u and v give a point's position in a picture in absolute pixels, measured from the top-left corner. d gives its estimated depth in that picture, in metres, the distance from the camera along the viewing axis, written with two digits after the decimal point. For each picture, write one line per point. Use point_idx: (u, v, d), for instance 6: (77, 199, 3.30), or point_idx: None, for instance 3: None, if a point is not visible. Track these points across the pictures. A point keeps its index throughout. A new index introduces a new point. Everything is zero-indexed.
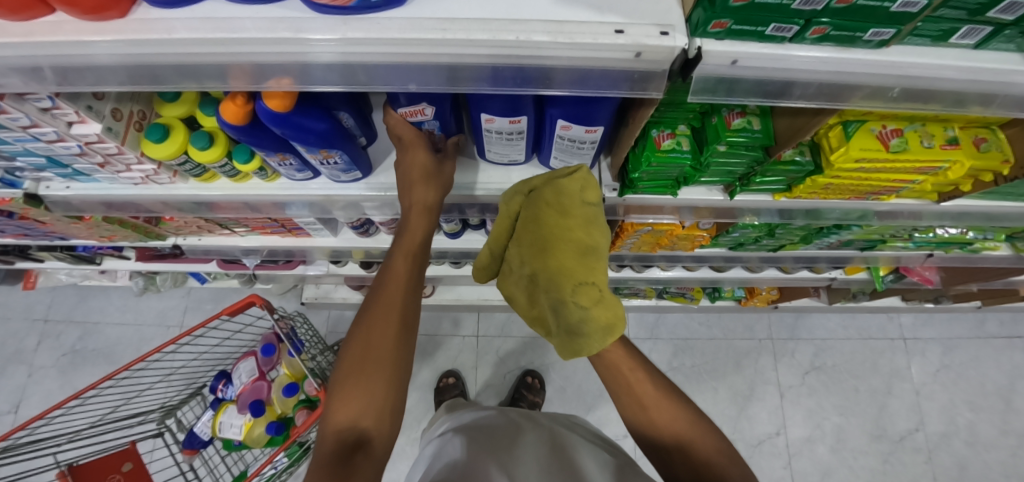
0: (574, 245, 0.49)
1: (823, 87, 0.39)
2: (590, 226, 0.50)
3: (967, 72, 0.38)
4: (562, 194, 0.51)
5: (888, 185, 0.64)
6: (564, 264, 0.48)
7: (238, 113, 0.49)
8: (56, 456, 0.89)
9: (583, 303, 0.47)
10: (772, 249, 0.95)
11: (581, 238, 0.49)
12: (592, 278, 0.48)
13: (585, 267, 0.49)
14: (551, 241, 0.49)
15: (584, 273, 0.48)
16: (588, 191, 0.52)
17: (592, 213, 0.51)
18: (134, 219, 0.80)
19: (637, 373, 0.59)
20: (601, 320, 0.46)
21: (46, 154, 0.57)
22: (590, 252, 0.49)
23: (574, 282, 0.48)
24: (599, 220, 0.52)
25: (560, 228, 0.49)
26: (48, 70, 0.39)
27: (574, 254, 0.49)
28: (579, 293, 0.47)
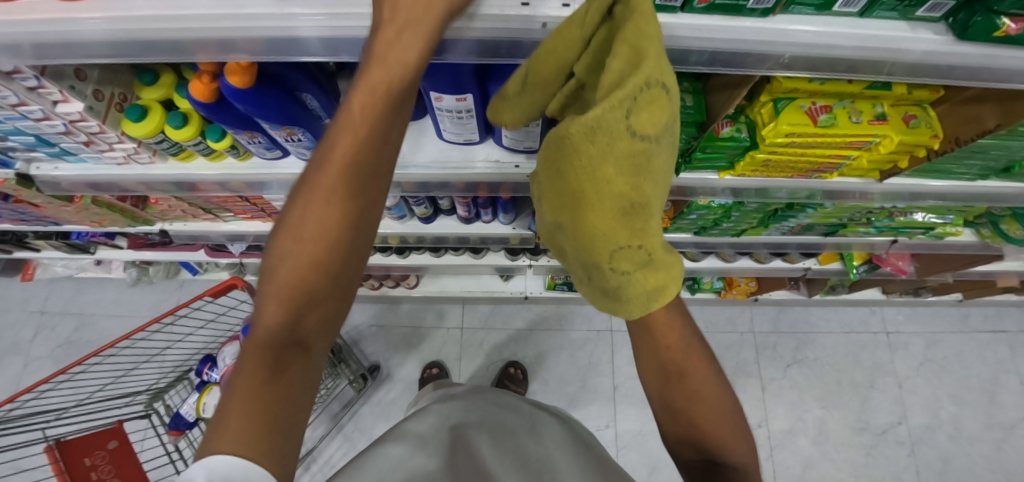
0: (614, 207, 0.36)
1: (717, 56, 0.43)
2: (640, 175, 0.34)
3: (853, 38, 0.43)
4: (595, 131, 0.31)
5: (826, 160, 0.68)
6: (598, 230, 0.38)
7: (205, 90, 0.53)
8: (45, 432, 0.93)
9: (620, 268, 0.39)
10: (735, 234, 0.98)
11: (623, 192, 0.35)
12: (639, 240, 0.38)
13: (623, 236, 0.37)
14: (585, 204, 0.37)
15: (626, 237, 0.37)
16: (646, 112, 0.30)
17: (644, 153, 0.32)
18: (119, 202, 0.86)
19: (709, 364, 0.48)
20: (647, 284, 0.39)
21: (34, 133, 0.62)
22: (635, 210, 0.36)
23: (614, 246, 0.38)
24: (655, 158, 0.33)
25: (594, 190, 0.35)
26: (28, 47, 0.43)
27: (615, 221, 0.36)
28: (620, 252, 0.38)
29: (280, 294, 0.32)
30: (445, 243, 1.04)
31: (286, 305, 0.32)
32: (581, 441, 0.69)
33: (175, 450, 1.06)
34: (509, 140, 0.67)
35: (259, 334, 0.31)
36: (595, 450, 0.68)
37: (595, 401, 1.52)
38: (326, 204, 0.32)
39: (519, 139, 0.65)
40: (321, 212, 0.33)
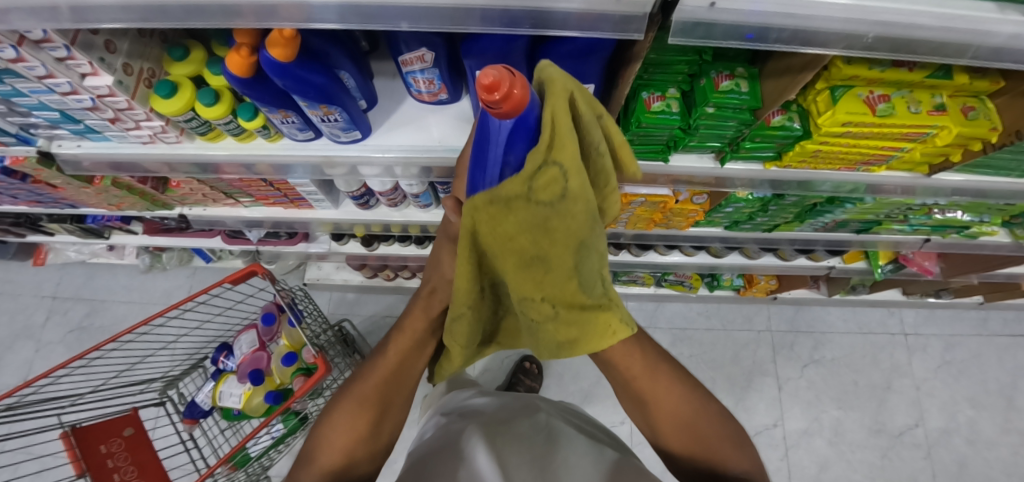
0: (575, 241, 0.34)
1: (798, 33, 0.40)
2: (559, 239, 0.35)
3: (938, 17, 0.40)
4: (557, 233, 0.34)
5: (878, 152, 0.66)
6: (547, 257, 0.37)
7: (243, 65, 0.50)
8: (60, 417, 0.91)
9: (533, 319, 0.42)
10: (768, 229, 0.96)
11: (525, 248, 0.36)
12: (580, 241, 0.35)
13: (566, 288, 0.37)
14: (557, 296, 0.38)
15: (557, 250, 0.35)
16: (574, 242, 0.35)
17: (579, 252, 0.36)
18: (140, 184, 0.84)
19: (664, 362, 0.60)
20: (560, 336, 0.41)
21: (59, 108, 0.60)
22: (537, 260, 0.37)
23: (520, 294, 0.41)
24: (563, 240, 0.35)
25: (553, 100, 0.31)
26: (64, 8, 0.40)
27: (565, 293, 0.38)
28: (559, 330, 0.40)
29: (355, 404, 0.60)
30: None
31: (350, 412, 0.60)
32: (600, 445, 0.67)
33: (190, 439, 1.04)
34: None
35: (348, 412, 0.60)
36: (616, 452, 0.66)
37: (609, 398, 1.50)
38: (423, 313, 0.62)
39: None
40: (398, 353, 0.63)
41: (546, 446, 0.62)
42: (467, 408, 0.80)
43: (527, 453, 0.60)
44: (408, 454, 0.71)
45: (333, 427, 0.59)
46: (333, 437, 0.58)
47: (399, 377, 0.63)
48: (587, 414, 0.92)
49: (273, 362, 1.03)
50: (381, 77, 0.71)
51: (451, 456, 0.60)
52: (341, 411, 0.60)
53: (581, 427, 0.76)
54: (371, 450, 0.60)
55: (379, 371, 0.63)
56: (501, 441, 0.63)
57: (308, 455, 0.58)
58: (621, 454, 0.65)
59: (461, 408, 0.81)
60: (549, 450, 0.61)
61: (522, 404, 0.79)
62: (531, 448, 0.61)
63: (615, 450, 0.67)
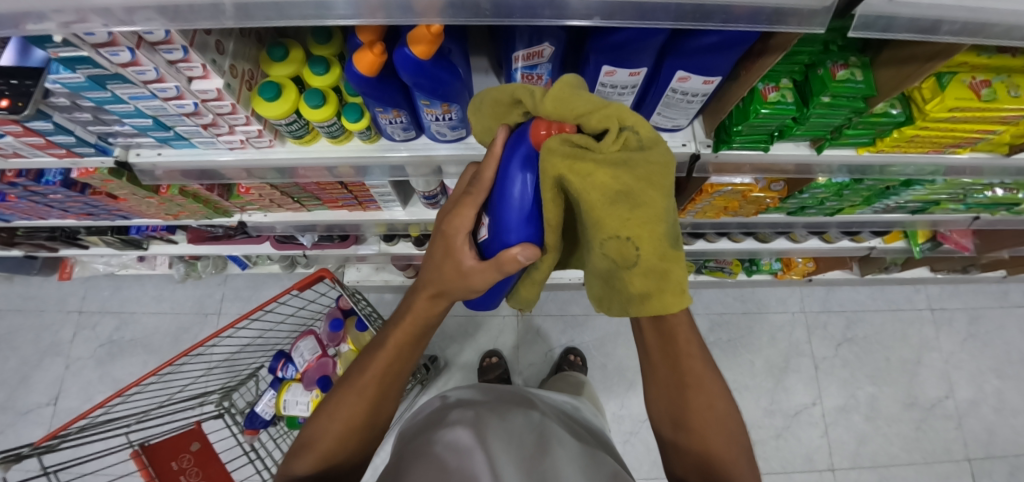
0: (658, 177, 0.42)
1: (970, 25, 0.40)
2: (616, 232, 0.44)
3: None
4: (626, 212, 0.43)
5: (970, 135, 0.67)
6: (607, 237, 0.45)
7: (371, 63, 0.48)
8: (128, 436, 0.89)
9: (612, 255, 0.46)
10: (830, 213, 0.98)
11: (608, 183, 0.42)
12: (629, 231, 0.43)
13: (649, 227, 0.43)
14: (643, 230, 0.43)
15: (618, 226, 0.43)
16: (622, 248, 0.45)
17: (628, 247, 0.44)
18: (207, 192, 0.80)
19: (693, 347, 0.54)
20: (636, 288, 0.47)
21: (154, 115, 0.57)
22: (623, 195, 0.42)
23: (608, 234, 0.44)
24: (631, 212, 0.43)
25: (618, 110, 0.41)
26: (230, 6, 0.38)
27: (649, 237, 0.43)
28: (638, 280, 0.46)
29: (352, 397, 0.57)
30: None
31: (341, 404, 0.57)
32: (590, 450, 0.68)
33: (253, 449, 1.00)
34: (658, 118, 0.64)
35: (341, 402, 0.57)
36: (602, 458, 0.66)
37: None
38: (424, 305, 0.58)
39: (672, 116, 0.63)
40: (397, 343, 0.59)
41: (536, 445, 0.63)
42: (464, 393, 0.80)
43: (517, 453, 0.60)
44: (399, 435, 0.74)
45: (332, 416, 0.57)
46: (328, 430, 0.56)
47: (398, 368, 0.60)
48: (598, 427, 0.91)
49: (339, 367, 1.02)
50: (475, 73, 0.69)
51: (435, 435, 0.62)
52: (338, 403, 0.58)
53: (575, 431, 0.76)
54: (364, 441, 0.58)
55: (378, 362, 0.59)
56: (495, 440, 0.62)
57: (307, 443, 0.56)
58: (608, 461, 0.65)
59: (459, 392, 0.81)
60: (540, 457, 0.61)
61: (520, 398, 0.80)
62: (522, 455, 0.60)
63: (605, 459, 0.66)
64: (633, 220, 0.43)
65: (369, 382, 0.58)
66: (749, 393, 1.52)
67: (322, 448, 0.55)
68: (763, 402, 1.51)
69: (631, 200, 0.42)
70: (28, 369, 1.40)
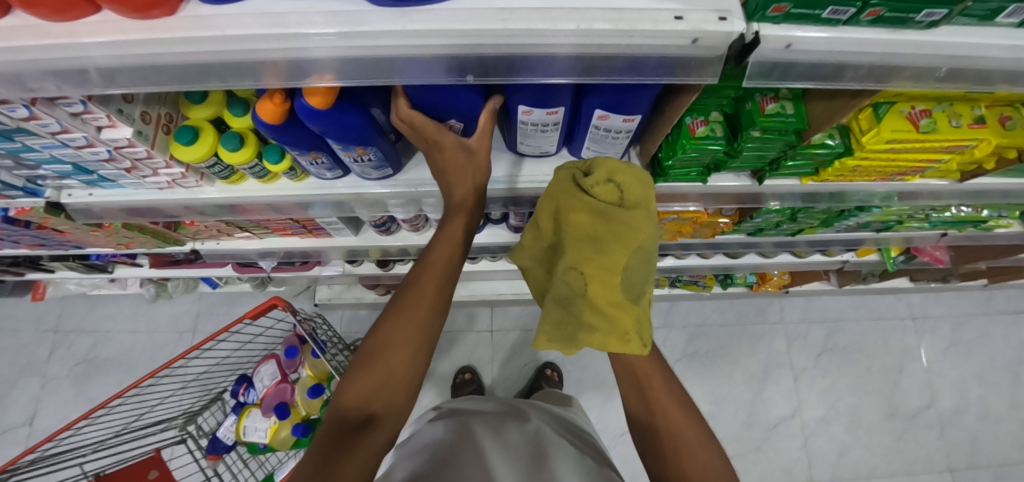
0: (630, 239, 0.46)
1: (873, 69, 0.39)
2: (578, 269, 0.47)
3: (1008, 49, 0.39)
4: (592, 249, 0.46)
5: (914, 164, 0.65)
6: (572, 268, 0.47)
7: (275, 112, 0.47)
8: (83, 467, 0.88)
9: (569, 287, 0.47)
10: (791, 234, 0.96)
11: (586, 226, 0.46)
12: (583, 267, 0.46)
13: (608, 275, 0.46)
14: (596, 275, 0.46)
15: (578, 260, 0.47)
16: (574, 276, 0.47)
17: (581, 280, 0.46)
18: (154, 225, 0.80)
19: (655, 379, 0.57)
20: (584, 319, 0.47)
21: (73, 161, 0.56)
22: (595, 238, 0.46)
23: (570, 266, 0.47)
24: (596, 250, 0.46)
25: (621, 172, 0.47)
26: (94, 72, 0.38)
27: (603, 282, 0.46)
28: (591, 316, 0.46)
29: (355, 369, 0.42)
30: (488, 250, 1.01)
31: (391, 327, 0.50)
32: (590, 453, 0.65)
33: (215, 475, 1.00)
34: (589, 153, 0.62)
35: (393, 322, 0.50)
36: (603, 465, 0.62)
37: None
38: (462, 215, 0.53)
39: (601, 151, 0.61)
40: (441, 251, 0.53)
41: (534, 452, 0.61)
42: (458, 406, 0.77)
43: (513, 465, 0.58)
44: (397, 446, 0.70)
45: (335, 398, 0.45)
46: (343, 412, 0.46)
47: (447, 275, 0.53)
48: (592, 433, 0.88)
49: (297, 393, 1.02)
50: None
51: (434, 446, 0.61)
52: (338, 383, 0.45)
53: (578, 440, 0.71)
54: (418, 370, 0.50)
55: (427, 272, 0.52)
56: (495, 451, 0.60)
57: (362, 364, 0.49)
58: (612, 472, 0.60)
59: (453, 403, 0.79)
60: (539, 465, 0.58)
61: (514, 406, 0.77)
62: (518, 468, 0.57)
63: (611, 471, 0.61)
64: (590, 257, 0.46)
65: (420, 297, 0.51)
66: (727, 405, 1.51)
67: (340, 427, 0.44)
68: (740, 415, 1.50)
69: (599, 245, 0.46)
70: (4, 389, 1.41)
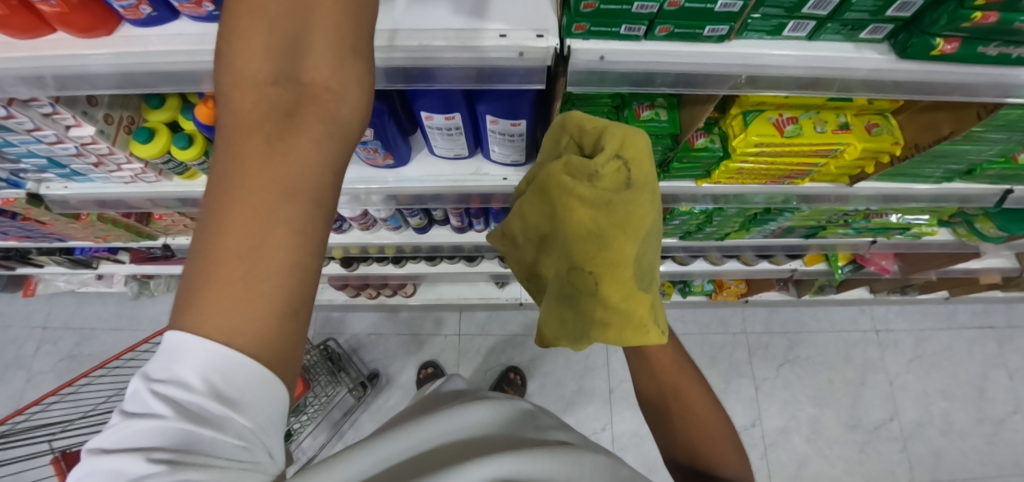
0: (634, 229, 0.42)
1: (679, 77, 0.47)
2: (583, 269, 0.45)
3: (799, 59, 0.47)
4: (597, 245, 0.43)
5: (795, 168, 0.72)
6: (577, 267, 0.46)
7: (211, 115, 0.57)
8: (52, 443, 0.95)
9: (578, 286, 0.47)
10: (719, 238, 1.03)
11: (585, 222, 0.43)
12: (589, 266, 0.44)
13: (618, 273, 0.43)
14: (606, 274, 0.43)
15: (583, 260, 0.45)
16: (583, 276, 0.45)
17: (588, 279, 0.45)
18: (126, 219, 0.89)
19: (671, 364, 0.54)
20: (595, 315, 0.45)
21: (47, 155, 0.65)
22: (594, 233, 0.43)
23: (576, 264, 0.46)
24: (602, 245, 0.43)
25: (631, 145, 0.41)
26: (50, 78, 0.47)
27: (611, 280, 0.44)
28: (600, 312, 0.45)
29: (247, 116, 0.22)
30: (439, 251, 1.09)
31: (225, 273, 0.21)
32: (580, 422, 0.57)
33: None
34: (497, 154, 0.70)
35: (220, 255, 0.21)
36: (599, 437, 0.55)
37: (592, 404, 1.54)
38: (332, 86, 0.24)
39: (508, 153, 0.69)
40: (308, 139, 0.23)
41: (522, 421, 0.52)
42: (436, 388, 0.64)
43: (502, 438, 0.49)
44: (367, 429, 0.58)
45: (218, 215, 0.21)
46: (254, 249, 0.21)
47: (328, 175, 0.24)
48: None
49: None
50: None
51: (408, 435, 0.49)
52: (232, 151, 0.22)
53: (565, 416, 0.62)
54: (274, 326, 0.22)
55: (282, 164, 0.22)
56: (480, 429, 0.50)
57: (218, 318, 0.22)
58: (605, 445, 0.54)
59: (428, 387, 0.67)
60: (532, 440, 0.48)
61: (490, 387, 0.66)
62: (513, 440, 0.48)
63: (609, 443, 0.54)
64: (595, 253, 0.44)
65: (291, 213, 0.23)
66: None
67: (264, 257, 0.21)
68: None
69: (603, 240, 0.43)
70: None
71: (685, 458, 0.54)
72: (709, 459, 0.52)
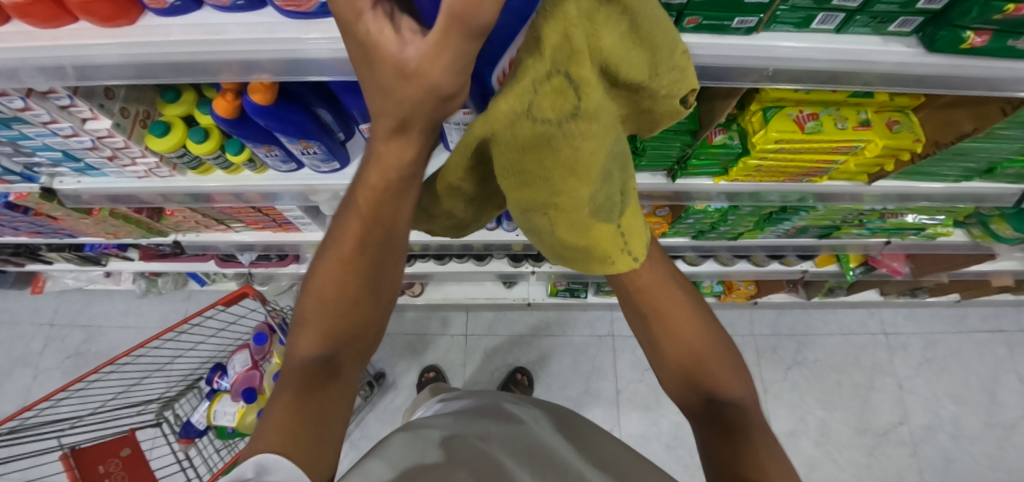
0: (595, 166, 0.27)
1: (706, 69, 0.46)
2: (531, 212, 0.31)
3: (827, 52, 0.46)
4: (545, 189, 0.29)
5: (814, 165, 0.71)
6: (520, 210, 0.32)
7: (228, 107, 0.57)
8: (60, 440, 0.94)
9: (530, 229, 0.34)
10: (732, 238, 1.03)
11: (523, 170, 0.27)
12: (540, 212, 0.31)
13: (577, 214, 0.30)
14: (564, 221, 0.30)
15: (528, 206, 0.30)
16: (530, 218, 0.32)
17: (539, 225, 0.32)
18: (137, 214, 0.89)
19: (656, 276, 0.46)
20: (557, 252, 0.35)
21: (62, 149, 0.65)
22: (538, 181, 0.28)
23: (519, 209, 0.31)
24: (549, 189, 0.28)
25: (582, 48, 0.22)
26: (70, 68, 0.47)
27: (571, 222, 0.30)
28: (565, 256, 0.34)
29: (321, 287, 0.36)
30: (449, 250, 1.08)
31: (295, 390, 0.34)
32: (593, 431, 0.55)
33: (186, 458, 1.05)
34: None
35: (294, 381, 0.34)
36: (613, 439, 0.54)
37: (599, 405, 1.53)
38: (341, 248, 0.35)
39: None
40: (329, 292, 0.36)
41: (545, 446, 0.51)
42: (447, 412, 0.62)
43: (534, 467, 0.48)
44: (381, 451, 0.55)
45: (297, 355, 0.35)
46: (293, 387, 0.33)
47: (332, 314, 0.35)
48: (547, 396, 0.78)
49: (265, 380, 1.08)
50: None
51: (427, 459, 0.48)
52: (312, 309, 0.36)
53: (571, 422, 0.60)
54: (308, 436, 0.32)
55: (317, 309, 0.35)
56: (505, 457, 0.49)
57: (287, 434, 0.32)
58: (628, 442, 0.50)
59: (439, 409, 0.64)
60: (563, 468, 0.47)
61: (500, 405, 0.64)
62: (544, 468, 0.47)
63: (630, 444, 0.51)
64: (543, 196, 0.29)
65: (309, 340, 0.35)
66: None
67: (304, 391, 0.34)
68: None
69: (548, 182, 0.28)
70: None
71: (685, 388, 0.45)
72: (712, 381, 0.44)
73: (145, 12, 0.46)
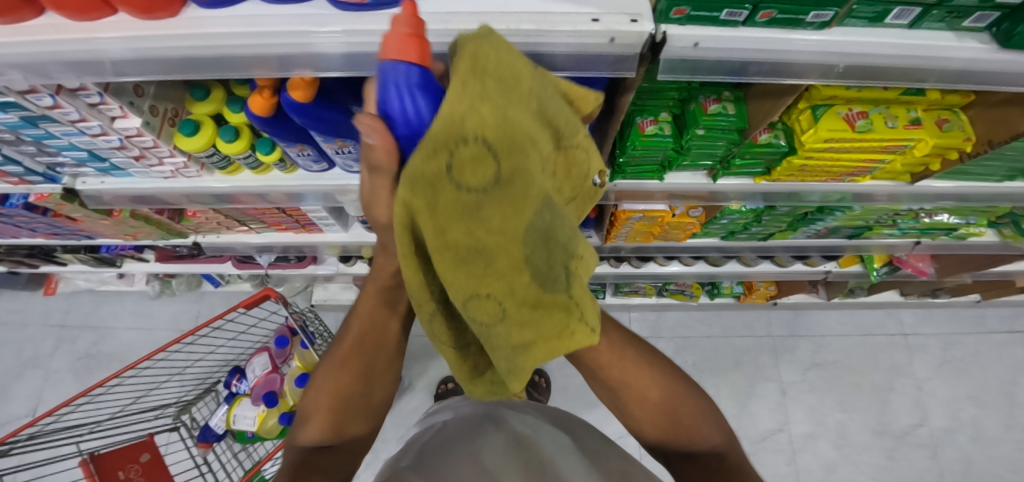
0: (538, 195, 0.28)
1: (775, 65, 0.45)
2: (479, 258, 0.28)
3: (900, 47, 0.44)
4: (492, 219, 0.27)
5: (859, 165, 0.69)
6: (471, 259, 0.29)
7: (265, 105, 0.54)
8: (78, 446, 0.92)
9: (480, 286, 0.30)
10: (762, 238, 1.01)
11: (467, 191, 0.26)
12: (488, 251, 0.28)
13: (526, 252, 0.28)
14: (513, 252, 0.28)
15: (476, 248, 0.28)
16: (480, 272, 0.29)
17: (490, 273, 0.29)
18: (158, 215, 0.87)
19: (616, 353, 0.53)
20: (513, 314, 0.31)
21: (88, 148, 0.63)
22: (484, 206, 0.27)
23: (468, 256, 0.29)
24: (498, 220, 0.27)
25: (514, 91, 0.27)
26: (108, 63, 0.45)
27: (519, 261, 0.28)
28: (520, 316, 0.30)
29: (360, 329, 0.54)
30: None
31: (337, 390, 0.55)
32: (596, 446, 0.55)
33: (205, 463, 1.03)
34: None
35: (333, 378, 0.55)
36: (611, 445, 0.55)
37: None
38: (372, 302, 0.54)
39: None
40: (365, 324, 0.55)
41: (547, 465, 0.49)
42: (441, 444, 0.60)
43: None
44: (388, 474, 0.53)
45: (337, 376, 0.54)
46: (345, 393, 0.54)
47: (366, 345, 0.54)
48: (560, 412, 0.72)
49: (285, 383, 1.06)
50: None
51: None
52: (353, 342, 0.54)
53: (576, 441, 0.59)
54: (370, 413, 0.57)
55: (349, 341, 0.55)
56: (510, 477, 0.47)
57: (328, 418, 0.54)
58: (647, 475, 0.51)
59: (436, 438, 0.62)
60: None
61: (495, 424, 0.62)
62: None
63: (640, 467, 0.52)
64: (490, 228, 0.27)
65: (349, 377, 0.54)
66: None
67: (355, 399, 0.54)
68: None
69: (494, 210, 0.27)
70: (8, 381, 1.47)
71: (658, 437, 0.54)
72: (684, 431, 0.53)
73: (185, 3, 0.43)
